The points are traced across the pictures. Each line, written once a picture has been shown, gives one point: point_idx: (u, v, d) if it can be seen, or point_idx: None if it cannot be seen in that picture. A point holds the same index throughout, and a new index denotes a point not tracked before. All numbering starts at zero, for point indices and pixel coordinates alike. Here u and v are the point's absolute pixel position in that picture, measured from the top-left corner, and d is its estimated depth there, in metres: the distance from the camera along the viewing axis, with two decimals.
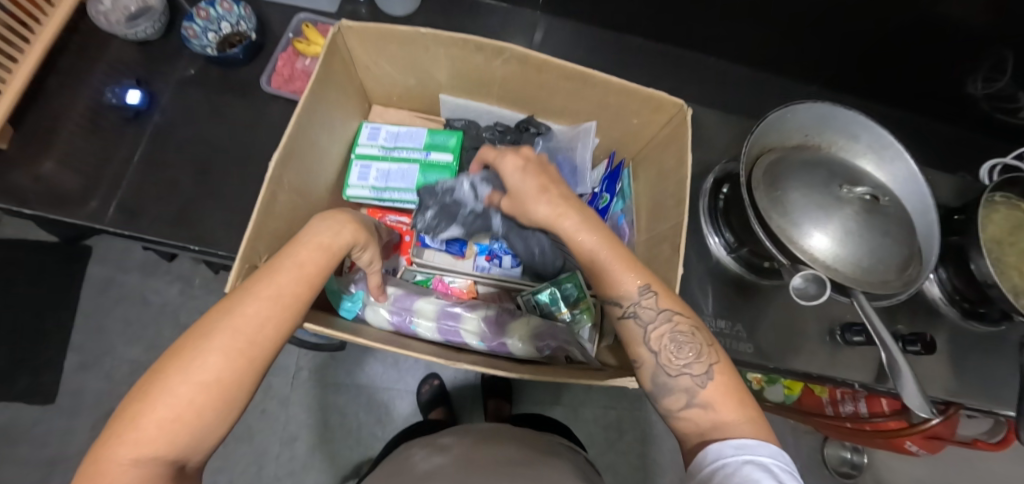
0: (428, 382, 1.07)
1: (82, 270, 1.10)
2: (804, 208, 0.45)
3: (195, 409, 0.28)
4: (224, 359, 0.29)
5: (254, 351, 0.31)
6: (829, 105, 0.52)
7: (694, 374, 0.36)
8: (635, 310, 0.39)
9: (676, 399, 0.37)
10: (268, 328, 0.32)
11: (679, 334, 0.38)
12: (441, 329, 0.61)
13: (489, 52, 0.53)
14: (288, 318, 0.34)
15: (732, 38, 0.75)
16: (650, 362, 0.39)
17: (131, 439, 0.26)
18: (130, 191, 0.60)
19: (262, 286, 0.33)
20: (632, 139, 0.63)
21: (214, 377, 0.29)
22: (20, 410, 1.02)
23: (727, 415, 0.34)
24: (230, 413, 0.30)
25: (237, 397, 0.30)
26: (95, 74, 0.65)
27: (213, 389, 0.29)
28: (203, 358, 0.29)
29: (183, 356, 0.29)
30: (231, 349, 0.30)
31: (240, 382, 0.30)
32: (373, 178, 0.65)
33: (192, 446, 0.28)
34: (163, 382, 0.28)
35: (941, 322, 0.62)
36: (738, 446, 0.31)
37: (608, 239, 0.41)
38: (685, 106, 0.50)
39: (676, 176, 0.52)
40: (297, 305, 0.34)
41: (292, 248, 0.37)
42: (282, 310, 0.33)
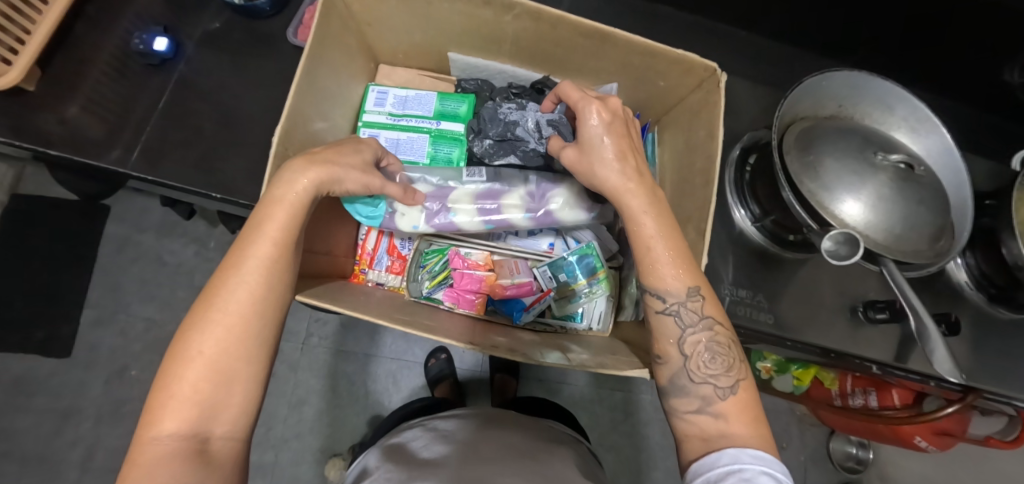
0: (434, 356, 1.07)
1: (99, 227, 1.11)
2: (838, 173, 0.44)
3: (190, 384, 0.32)
4: (205, 335, 0.33)
5: (233, 323, 0.34)
6: (867, 74, 0.50)
7: (717, 385, 0.37)
8: (678, 309, 0.39)
9: (690, 403, 0.38)
10: (244, 297, 0.35)
11: (716, 345, 0.38)
12: (481, 210, 0.60)
13: (497, 8, 0.50)
14: (262, 286, 0.36)
15: (765, 11, 0.74)
16: (675, 363, 0.39)
17: (153, 418, 0.31)
18: (154, 136, 0.60)
19: (230, 262, 0.36)
20: (657, 102, 0.61)
21: (198, 353, 0.33)
22: (37, 361, 1.04)
23: (737, 429, 0.35)
24: (234, 382, 0.33)
25: (230, 367, 0.33)
26: (124, 21, 0.66)
27: (203, 363, 0.32)
28: (194, 340, 0.33)
29: (181, 344, 0.33)
30: (215, 325, 0.34)
31: (229, 354, 0.33)
32: (382, 148, 0.63)
33: (203, 419, 0.32)
34: (174, 366, 0.33)
35: (964, 306, 0.60)
36: (756, 457, 0.33)
37: (670, 229, 0.40)
38: (719, 71, 0.48)
39: (704, 148, 0.50)
40: (272, 269, 0.36)
41: (257, 213, 0.38)
42: (252, 277, 0.35)
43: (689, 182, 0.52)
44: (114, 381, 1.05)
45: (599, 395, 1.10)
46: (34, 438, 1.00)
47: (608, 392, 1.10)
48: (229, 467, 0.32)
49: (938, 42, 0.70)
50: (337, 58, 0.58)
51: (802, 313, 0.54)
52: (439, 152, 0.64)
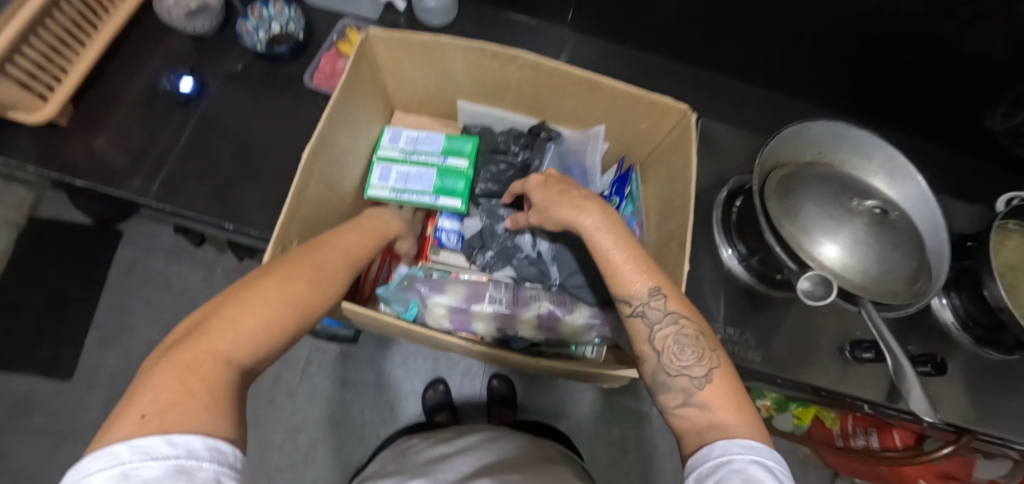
0: (433, 387, 1.07)
1: (111, 250, 1.15)
2: (817, 219, 0.47)
3: (286, 319, 0.31)
4: (311, 285, 0.34)
5: (329, 288, 0.36)
6: (844, 124, 0.53)
7: (693, 376, 0.35)
8: (643, 310, 0.38)
9: (674, 398, 0.35)
10: (331, 274, 0.37)
11: (683, 337, 0.37)
12: (497, 322, 0.55)
13: (505, 59, 0.55)
14: (350, 274, 0.40)
15: (754, 61, 0.78)
16: (652, 361, 0.38)
17: (217, 334, 0.27)
18: (174, 169, 0.64)
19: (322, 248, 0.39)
20: (640, 144, 0.64)
21: (301, 296, 0.32)
22: (38, 382, 1.05)
23: (722, 418, 0.32)
24: (291, 341, 0.32)
25: (303, 323, 0.32)
26: (154, 62, 0.71)
27: (300, 306, 0.32)
28: (295, 281, 0.33)
29: (274, 278, 0.32)
30: (314, 279, 0.35)
31: (305, 311, 0.32)
32: (393, 180, 0.63)
33: (264, 356, 0.29)
34: (252, 294, 0.30)
35: (952, 347, 0.61)
36: (746, 446, 0.29)
37: (627, 241, 0.40)
38: (690, 111, 0.52)
39: (682, 176, 0.53)
40: (350, 267, 0.40)
41: (349, 229, 0.46)
42: (348, 265, 0.40)
43: (671, 210, 0.54)
44: (113, 403, 1.05)
45: (597, 430, 1.08)
46: (27, 460, 1.00)
47: (606, 427, 1.09)
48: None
49: (919, 89, 0.74)
50: (362, 98, 0.61)
51: (792, 349, 0.55)
52: (445, 185, 0.63)
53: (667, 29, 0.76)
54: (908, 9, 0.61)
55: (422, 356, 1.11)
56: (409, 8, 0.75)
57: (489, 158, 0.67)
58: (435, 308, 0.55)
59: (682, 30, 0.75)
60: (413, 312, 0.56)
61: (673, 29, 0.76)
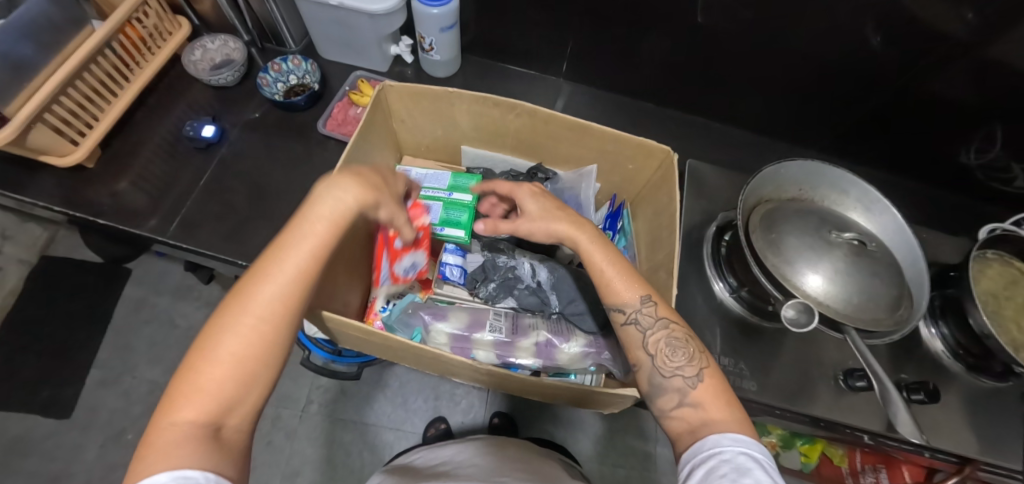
0: (434, 426, 1.06)
1: (119, 289, 1.17)
2: (798, 250, 0.50)
3: (220, 379, 0.29)
4: (240, 335, 0.30)
5: (269, 327, 0.31)
6: (817, 163, 0.56)
7: (686, 375, 0.37)
8: (636, 317, 0.40)
9: (670, 399, 0.37)
10: (280, 299, 0.32)
11: (674, 340, 0.39)
12: (498, 350, 0.54)
13: (504, 108, 0.60)
14: (296, 294, 0.33)
15: (737, 106, 0.84)
16: (646, 366, 0.39)
17: (175, 405, 0.28)
18: (192, 210, 0.68)
19: (271, 260, 0.33)
20: (630, 183, 0.67)
21: (232, 350, 0.30)
22: (36, 422, 1.04)
23: (715, 414, 0.34)
24: (264, 381, 0.31)
25: (247, 371, 0.30)
26: (177, 111, 0.76)
27: (231, 360, 0.30)
28: (222, 336, 0.30)
29: (205, 339, 0.30)
30: (242, 324, 0.31)
31: (260, 355, 0.31)
32: None
33: (219, 412, 0.29)
34: (190, 363, 0.30)
35: (947, 376, 0.62)
36: (735, 439, 0.31)
37: (618, 260, 0.43)
38: (672, 152, 0.56)
39: (668, 210, 0.56)
40: (310, 271, 0.33)
41: (291, 225, 0.34)
42: (289, 285, 0.32)
43: (659, 240, 0.57)
44: (109, 445, 1.04)
45: (602, 470, 1.06)
46: None
47: (610, 467, 1.07)
48: (240, 461, 0.29)
49: (894, 131, 0.79)
50: (376, 144, 0.65)
51: (790, 381, 0.57)
52: (450, 217, 0.63)
53: (655, 78, 0.82)
54: (877, 57, 0.67)
55: (422, 394, 1.10)
56: (416, 60, 0.81)
57: None
58: (437, 335, 0.54)
59: (668, 79, 0.82)
60: (417, 341, 0.55)
61: (661, 78, 0.82)
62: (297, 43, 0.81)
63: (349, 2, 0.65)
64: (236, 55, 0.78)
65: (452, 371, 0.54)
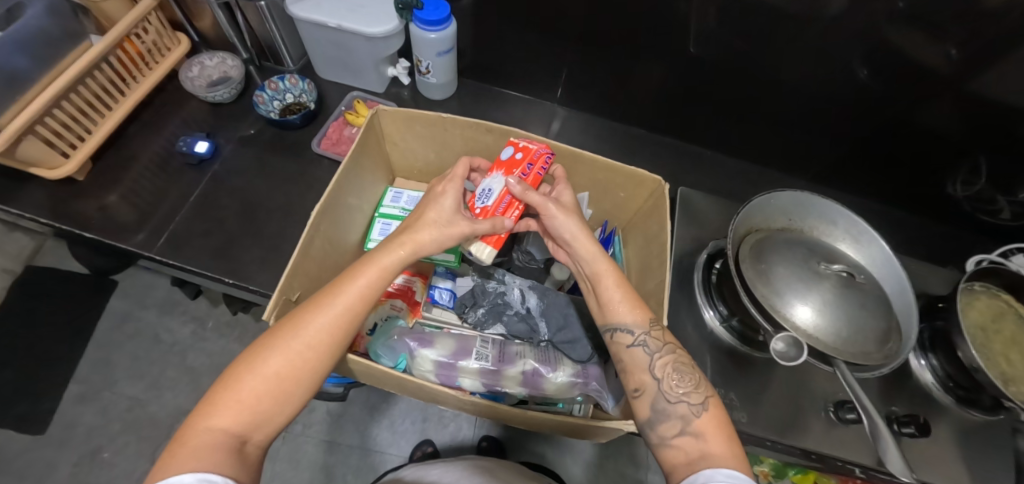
0: (421, 449, 1.03)
1: (103, 302, 1.15)
2: (789, 283, 0.50)
3: (262, 394, 0.35)
4: (289, 359, 0.36)
5: (315, 359, 0.37)
6: (807, 194, 0.57)
7: (690, 403, 0.39)
8: (645, 339, 0.43)
9: (672, 426, 0.38)
10: (324, 333, 0.37)
11: (681, 365, 0.42)
12: (484, 377, 0.51)
13: (497, 134, 0.60)
14: (342, 333, 0.38)
15: (729, 135, 0.85)
16: (650, 389, 0.41)
17: (214, 411, 0.33)
18: (181, 225, 0.67)
19: (323, 300, 0.39)
20: (621, 210, 0.67)
21: (277, 371, 0.35)
22: (9, 438, 1.01)
23: (715, 448, 0.36)
24: (294, 401, 0.36)
25: (289, 390, 0.36)
26: (172, 126, 0.77)
27: (274, 380, 0.35)
28: (270, 356, 0.36)
29: (255, 355, 0.36)
30: (293, 350, 0.36)
31: (296, 378, 0.36)
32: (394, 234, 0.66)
33: (254, 424, 0.34)
34: (238, 373, 0.35)
35: (938, 409, 0.62)
36: (729, 475, 0.32)
37: (625, 284, 0.46)
38: (663, 183, 0.57)
39: (659, 238, 0.56)
40: (354, 313, 0.39)
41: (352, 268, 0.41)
42: (341, 323, 0.38)
43: (649, 266, 0.57)
44: (83, 464, 1.00)
45: None
46: None
47: None
48: (255, 474, 0.34)
49: (883, 162, 0.81)
50: (368, 167, 0.65)
51: (781, 411, 0.56)
52: None
53: (648, 105, 0.84)
54: (864, 89, 0.68)
55: (410, 417, 1.08)
56: (412, 82, 0.81)
57: None
58: (421, 362, 0.51)
59: (660, 107, 0.83)
60: (402, 368, 0.52)
61: (653, 106, 0.83)
62: (295, 62, 0.82)
63: (348, 24, 0.66)
64: (234, 73, 0.78)
65: (438, 399, 0.52)
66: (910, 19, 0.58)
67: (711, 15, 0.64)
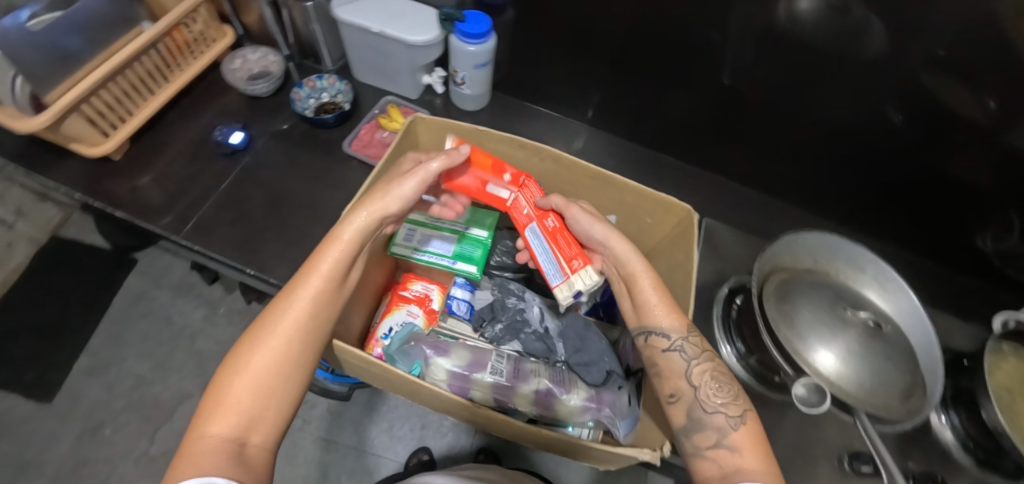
0: (416, 456, 1.01)
1: (120, 278, 1.17)
2: (811, 326, 0.49)
3: (247, 391, 0.35)
4: (267, 352, 0.36)
5: (293, 347, 0.38)
6: (838, 237, 0.56)
7: (728, 415, 0.38)
8: (682, 344, 0.42)
9: (707, 437, 0.37)
10: (295, 323, 0.38)
11: (718, 375, 0.41)
12: (496, 392, 0.50)
13: (529, 149, 0.60)
14: (314, 316, 0.40)
15: (757, 169, 0.85)
16: (688, 395, 0.40)
17: (206, 420, 0.33)
18: (209, 213, 0.69)
19: (286, 297, 0.40)
20: (644, 236, 0.66)
21: (258, 367, 0.36)
22: (17, 404, 1.03)
23: (748, 462, 0.35)
24: (283, 397, 0.36)
25: (273, 383, 0.36)
26: (209, 115, 0.78)
27: (258, 375, 0.35)
28: (249, 354, 0.36)
29: (236, 360, 0.36)
30: (269, 342, 0.37)
31: (276, 370, 0.36)
32: (417, 240, 0.60)
33: (247, 422, 0.34)
34: (224, 380, 0.35)
35: (959, 470, 0.59)
36: None
37: (660, 286, 0.46)
38: (691, 211, 0.55)
39: (681, 265, 0.54)
40: (322, 296, 0.40)
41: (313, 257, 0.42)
42: (311, 308, 0.39)
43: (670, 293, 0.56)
44: (84, 437, 1.01)
45: None
46: None
47: None
48: (264, 473, 0.33)
49: (912, 210, 0.79)
50: None
51: (791, 454, 0.54)
52: (463, 250, 0.60)
53: (677, 133, 0.83)
54: (897, 133, 0.68)
55: (409, 421, 1.07)
56: (446, 92, 0.82)
57: (505, 234, 0.67)
58: (436, 370, 0.51)
59: (689, 135, 0.83)
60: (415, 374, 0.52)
61: (682, 133, 0.83)
62: (334, 63, 0.83)
63: (391, 30, 0.67)
64: (274, 68, 0.80)
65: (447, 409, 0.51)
66: (947, 69, 0.57)
67: (746, 50, 0.64)
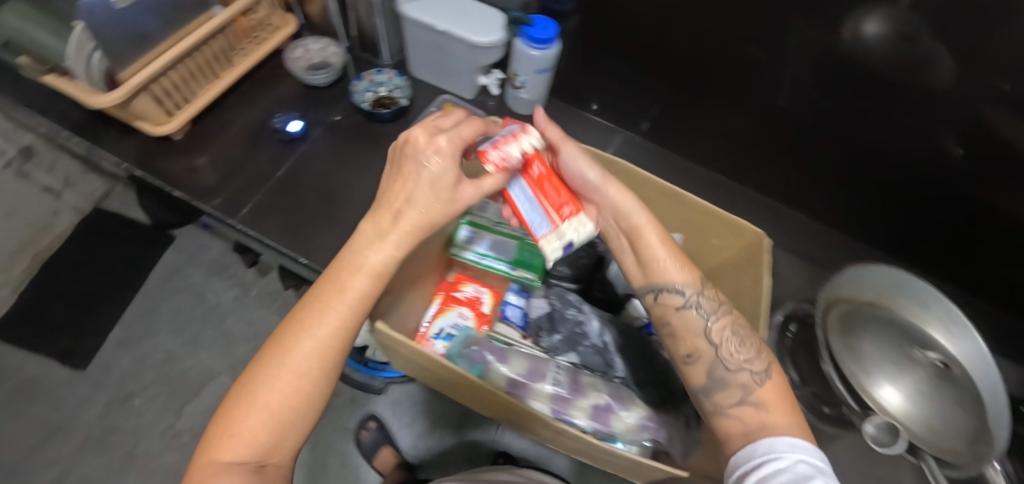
0: (365, 430, 0.81)
1: (157, 253, 1.19)
2: (877, 364, 0.52)
3: (241, 476, 0.24)
4: (268, 420, 0.25)
5: (305, 408, 0.27)
6: (903, 272, 0.51)
7: (753, 371, 0.35)
8: (697, 300, 0.39)
9: (731, 395, 0.34)
10: (305, 377, 0.26)
11: (740, 330, 0.38)
12: (554, 404, 0.50)
13: (600, 161, 0.57)
14: (330, 363, 0.28)
15: (810, 194, 0.83)
16: (707, 354, 0.37)
17: (208, 451, 0.25)
18: (264, 199, 0.70)
19: (311, 309, 0.28)
20: (701, 257, 0.61)
21: (255, 440, 0.25)
22: (53, 368, 1.06)
23: (777, 416, 0.30)
24: (302, 433, 0.28)
25: (272, 462, 0.25)
26: (266, 101, 0.79)
27: (252, 453, 0.25)
28: (242, 419, 0.25)
29: (226, 424, 0.25)
30: (269, 404, 0.25)
31: (277, 449, 0.25)
32: (478, 243, 0.59)
33: None
34: (208, 450, 0.25)
35: None
36: (792, 444, 0.27)
37: (670, 244, 0.42)
38: (765, 235, 0.50)
39: (750, 293, 0.50)
40: (346, 336, 0.28)
41: (336, 271, 0.29)
42: (327, 356, 0.27)
43: None
44: (113, 406, 1.04)
45: None
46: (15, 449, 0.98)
47: None
48: None
49: None
50: None
51: None
52: (523, 257, 0.59)
53: (730, 150, 0.82)
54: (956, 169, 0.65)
55: None
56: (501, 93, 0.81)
57: None
58: (496, 375, 0.51)
59: (743, 154, 0.82)
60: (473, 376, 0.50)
61: (736, 152, 0.82)
62: (391, 58, 0.83)
63: (456, 30, 0.67)
64: (334, 60, 0.81)
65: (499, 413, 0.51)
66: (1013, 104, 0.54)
67: (810, 74, 0.63)
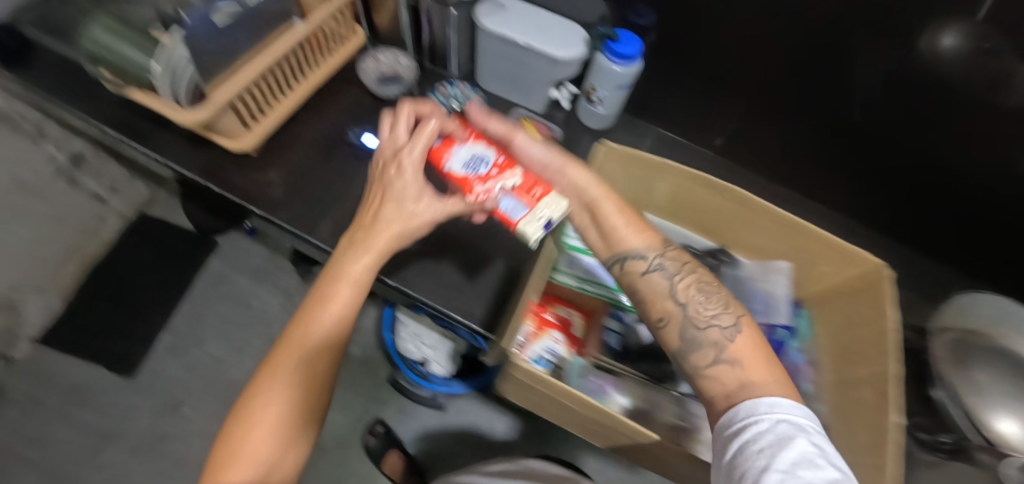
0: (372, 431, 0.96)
1: (202, 259, 1.19)
2: (994, 393, 0.56)
3: (263, 436, 0.38)
4: (283, 395, 0.40)
5: (304, 387, 0.41)
6: (1009, 307, 0.62)
7: (722, 326, 0.39)
8: (660, 263, 0.44)
9: (706, 355, 0.38)
10: (303, 364, 0.41)
11: (705, 286, 0.43)
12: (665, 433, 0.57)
13: (717, 189, 0.58)
14: (324, 356, 0.42)
15: (882, 211, 0.82)
16: (678, 316, 0.41)
17: (226, 466, 0.37)
18: (341, 215, 0.69)
19: (296, 336, 0.42)
20: (809, 282, 0.64)
21: (273, 413, 0.39)
22: (102, 374, 1.06)
23: (753, 372, 0.35)
24: (296, 442, 0.40)
25: (288, 427, 0.39)
26: (334, 114, 0.78)
27: (268, 423, 0.38)
28: (265, 399, 0.39)
29: (250, 404, 0.39)
30: (283, 387, 0.40)
31: (288, 417, 0.39)
32: (579, 269, 0.64)
33: (270, 463, 0.38)
34: (243, 423, 0.38)
35: None
36: (771, 404, 0.31)
37: (630, 215, 0.48)
38: (885, 266, 0.51)
39: (869, 322, 0.51)
40: (333, 334, 0.43)
41: (324, 287, 0.44)
42: (321, 348, 0.42)
43: (859, 351, 0.52)
44: (163, 414, 1.04)
45: None
46: (67, 455, 0.99)
47: None
48: None
49: None
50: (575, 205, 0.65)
51: None
52: None
53: (801, 166, 0.81)
54: None
55: None
56: (573, 108, 0.81)
57: None
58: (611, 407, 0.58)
59: (814, 170, 0.81)
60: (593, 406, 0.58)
61: (807, 167, 0.81)
62: (460, 71, 0.83)
63: (538, 46, 0.66)
64: (405, 72, 0.80)
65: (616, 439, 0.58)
66: None
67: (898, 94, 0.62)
